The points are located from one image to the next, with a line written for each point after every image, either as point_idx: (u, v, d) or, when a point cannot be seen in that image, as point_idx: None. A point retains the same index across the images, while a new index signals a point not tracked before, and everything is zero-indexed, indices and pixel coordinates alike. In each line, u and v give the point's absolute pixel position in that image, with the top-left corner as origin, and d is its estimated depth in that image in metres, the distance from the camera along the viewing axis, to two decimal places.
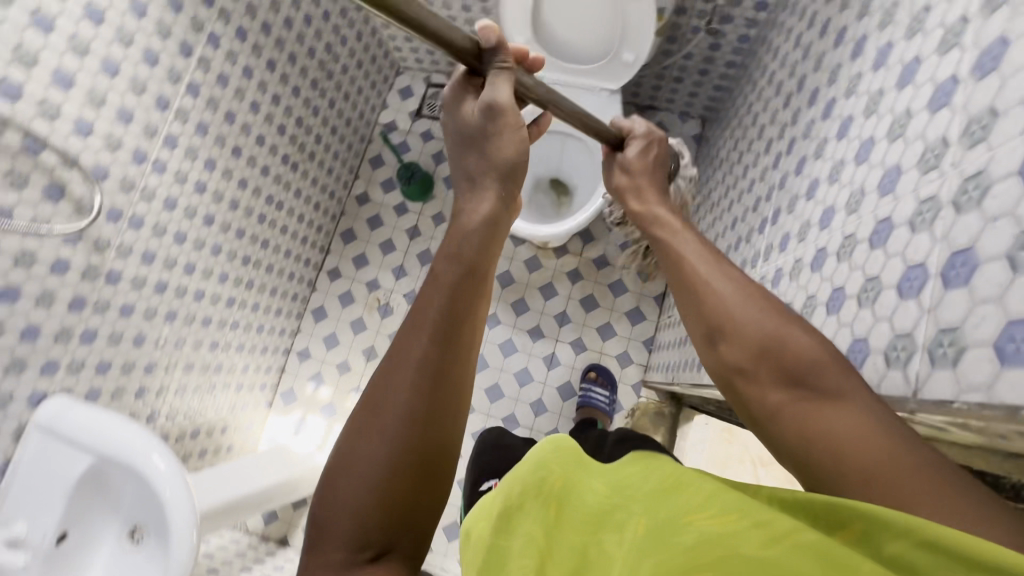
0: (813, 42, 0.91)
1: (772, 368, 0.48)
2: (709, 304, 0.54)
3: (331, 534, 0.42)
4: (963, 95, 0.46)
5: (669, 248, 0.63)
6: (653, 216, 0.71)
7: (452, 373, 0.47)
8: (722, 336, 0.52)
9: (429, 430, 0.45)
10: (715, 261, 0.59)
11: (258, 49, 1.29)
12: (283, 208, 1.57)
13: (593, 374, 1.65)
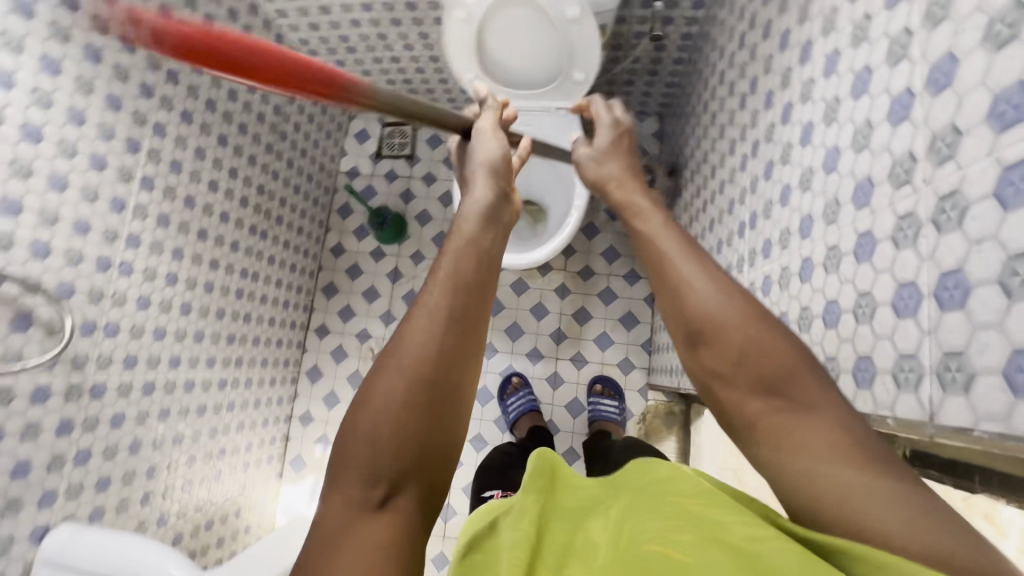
0: (758, 43, 0.92)
1: (750, 377, 0.48)
2: (688, 306, 0.53)
3: (352, 459, 0.48)
4: (922, 110, 0.46)
5: (649, 246, 0.60)
6: (634, 207, 0.66)
7: (458, 359, 0.52)
8: (706, 342, 0.51)
9: (444, 392, 0.50)
10: (697, 251, 0.57)
11: (206, 127, 1.27)
12: (259, 277, 1.54)
13: (599, 387, 1.64)
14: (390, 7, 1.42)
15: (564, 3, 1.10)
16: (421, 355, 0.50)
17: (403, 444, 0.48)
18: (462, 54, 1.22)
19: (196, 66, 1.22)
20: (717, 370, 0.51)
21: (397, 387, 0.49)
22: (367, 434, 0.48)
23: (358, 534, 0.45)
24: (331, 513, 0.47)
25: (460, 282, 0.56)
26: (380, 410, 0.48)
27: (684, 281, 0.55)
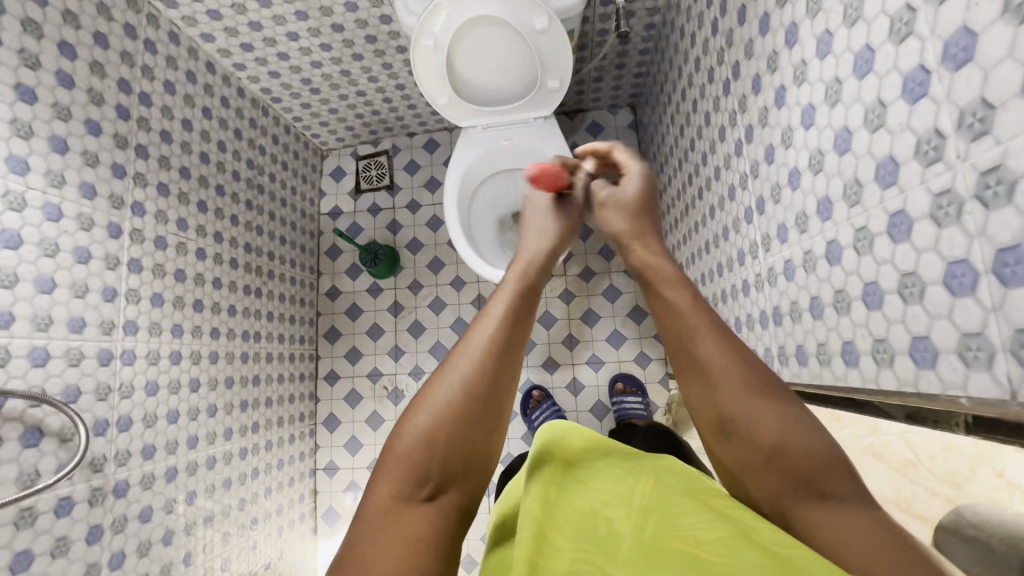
0: (733, 29, 0.92)
1: (785, 463, 0.50)
2: (722, 383, 0.54)
3: (396, 455, 0.54)
4: (942, 86, 0.46)
5: (682, 328, 0.58)
6: (661, 281, 0.63)
7: (505, 393, 0.59)
8: (735, 435, 0.52)
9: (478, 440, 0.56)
10: (728, 340, 0.56)
11: (184, 196, 1.23)
12: (261, 336, 1.50)
13: (621, 386, 1.63)
14: (348, 42, 1.39)
15: (531, 14, 1.09)
16: (476, 381, 0.57)
17: (452, 459, 0.54)
18: (431, 78, 1.20)
19: (163, 136, 1.18)
20: (744, 462, 0.52)
21: (454, 394, 0.56)
22: (424, 435, 0.54)
23: (397, 527, 0.50)
24: (374, 504, 0.52)
25: (513, 315, 0.62)
26: (436, 415, 0.55)
27: (714, 374, 0.54)
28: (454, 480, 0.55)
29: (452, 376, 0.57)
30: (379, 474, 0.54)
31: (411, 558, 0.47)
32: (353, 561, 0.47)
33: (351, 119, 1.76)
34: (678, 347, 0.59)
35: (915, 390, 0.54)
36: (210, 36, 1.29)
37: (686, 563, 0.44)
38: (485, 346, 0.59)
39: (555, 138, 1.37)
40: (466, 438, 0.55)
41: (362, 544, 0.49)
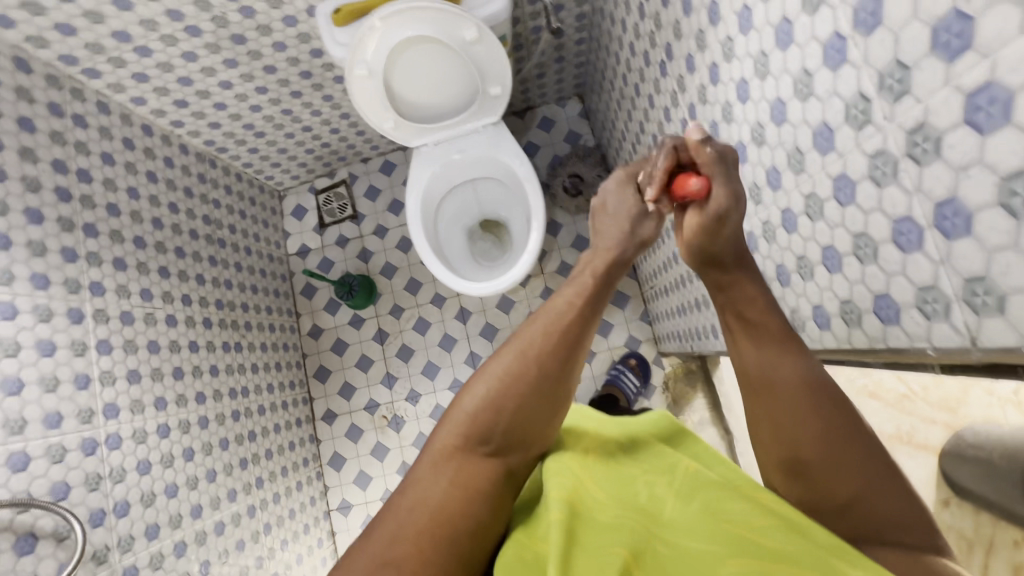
0: (659, 13, 0.92)
1: (848, 483, 0.57)
2: (797, 395, 0.61)
3: (463, 408, 0.67)
4: (859, 50, 0.47)
5: (775, 358, 0.63)
6: (745, 305, 0.67)
7: (567, 388, 0.69)
8: (806, 474, 0.60)
9: (536, 414, 0.68)
10: (812, 373, 0.62)
11: (143, 266, 1.20)
12: (249, 390, 1.47)
13: (633, 361, 1.65)
14: (284, 81, 1.37)
15: (459, 26, 1.06)
16: (543, 361, 0.67)
17: (511, 430, 0.66)
18: (371, 103, 1.18)
19: (110, 209, 1.15)
20: (808, 500, 0.60)
21: (518, 368, 0.67)
22: (490, 403, 0.66)
23: (459, 470, 0.65)
24: (440, 442, 0.66)
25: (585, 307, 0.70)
26: (499, 385, 0.67)
27: (797, 413, 0.60)
28: (510, 450, 0.67)
29: (524, 353, 0.68)
30: (448, 419, 0.68)
31: (465, 507, 0.62)
32: (417, 491, 0.63)
33: (302, 156, 1.74)
34: (767, 363, 0.63)
35: (886, 346, 0.54)
36: (142, 99, 1.26)
37: (727, 537, 0.53)
38: (554, 337, 0.68)
39: (507, 144, 1.37)
40: (524, 419, 0.67)
41: (426, 475, 0.64)
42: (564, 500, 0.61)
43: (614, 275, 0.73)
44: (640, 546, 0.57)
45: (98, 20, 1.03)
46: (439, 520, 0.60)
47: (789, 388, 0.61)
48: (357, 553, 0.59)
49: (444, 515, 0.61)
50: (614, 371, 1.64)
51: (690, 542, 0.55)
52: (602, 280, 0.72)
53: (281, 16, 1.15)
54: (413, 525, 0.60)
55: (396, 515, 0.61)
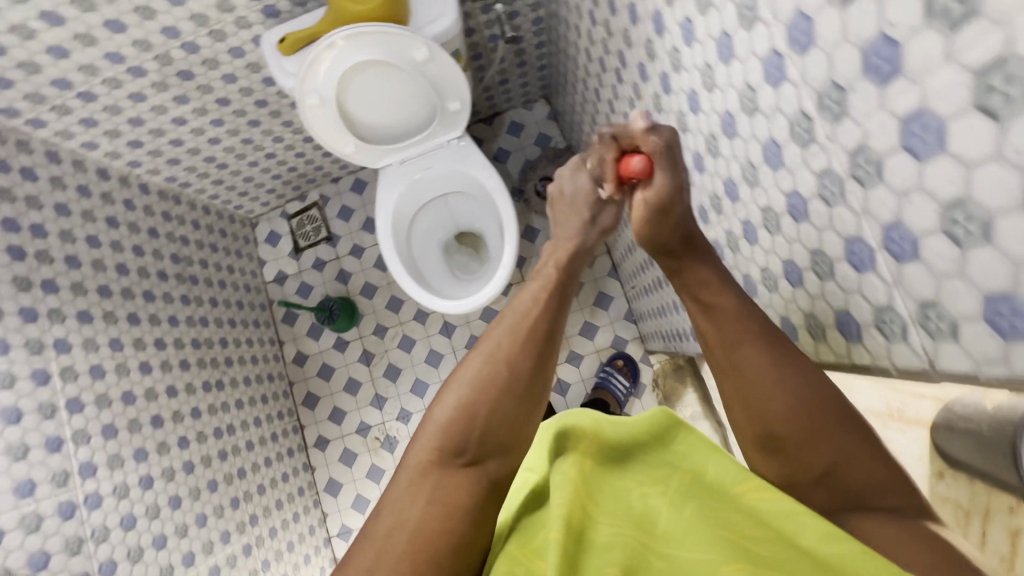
0: (609, 20, 0.91)
1: (827, 458, 0.57)
2: (761, 377, 0.60)
3: (436, 419, 0.66)
4: (796, 69, 0.45)
5: (734, 342, 0.62)
6: (705, 284, 0.66)
7: (541, 384, 0.70)
8: (781, 449, 0.59)
9: (513, 417, 0.67)
10: (776, 349, 0.60)
11: (110, 315, 1.17)
12: (236, 426, 1.45)
13: (620, 361, 1.64)
14: (240, 112, 1.34)
15: (409, 47, 1.02)
16: (516, 359, 0.69)
17: (488, 435, 0.65)
18: (329, 129, 1.15)
19: (70, 262, 1.12)
20: (790, 475, 0.60)
21: (491, 370, 0.68)
22: (464, 412, 0.66)
23: (439, 487, 0.62)
24: (416, 458, 0.65)
25: (550, 301, 0.74)
26: (473, 387, 0.67)
27: (765, 391, 0.60)
28: (489, 457, 0.66)
29: (493, 355, 0.69)
30: (422, 432, 0.67)
31: (445, 524, 0.60)
32: (394, 513, 0.60)
33: (270, 182, 1.71)
34: (724, 343, 0.63)
35: (850, 362, 0.53)
36: (94, 144, 1.22)
37: (728, 546, 0.51)
38: (522, 337, 0.70)
39: (475, 157, 1.36)
40: (500, 422, 0.66)
41: (403, 496, 0.62)
42: (562, 518, 0.58)
43: (576, 262, 0.78)
44: (636, 558, 0.54)
45: (35, 70, 0.99)
46: (420, 543, 0.58)
47: (753, 369, 0.60)
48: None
49: (424, 535, 0.59)
50: (602, 373, 1.64)
51: (687, 553, 0.54)
52: (565, 271, 0.78)
53: (227, 48, 1.11)
54: (393, 549, 0.58)
55: (374, 542, 0.59)
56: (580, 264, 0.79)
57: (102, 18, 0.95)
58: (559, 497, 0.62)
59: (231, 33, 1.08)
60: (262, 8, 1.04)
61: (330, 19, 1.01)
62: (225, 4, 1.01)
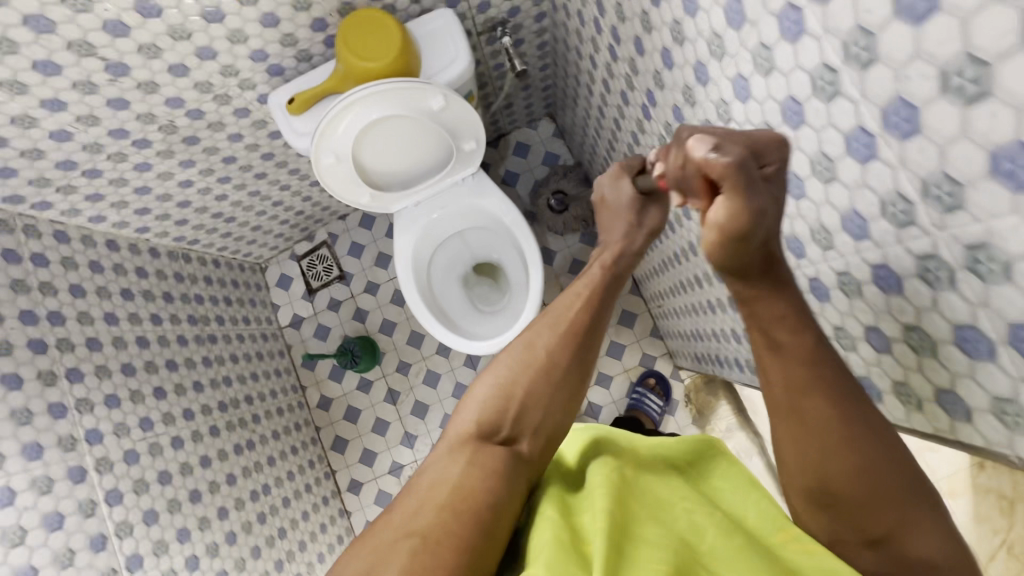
0: (633, 58, 0.86)
1: (887, 515, 0.50)
2: (822, 423, 0.52)
3: (481, 388, 0.69)
4: (892, 151, 0.43)
5: (798, 376, 0.53)
6: (772, 311, 0.54)
7: (579, 375, 0.70)
8: (836, 505, 0.52)
9: (552, 403, 0.67)
10: (846, 399, 0.52)
11: (137, 393, 1.14)
12: (271, 485, 1.42)
13: (652, 380, 1.63)
14: (246, 166, 1.30)
15: (424, 97, 0.98)
16: (556, 348, 0.69)
17: (525, 416, 0.66)
18: (342, 182, 1.11)
19: (91, 345, 1.08)
20: (838, 534, 0.53)
21: (529, 355, 0.69)
22: (503, 389, 0.68)
23: (476, 458, 0.62)
24: (456, 429, 0.66)
25: (594, 296, 0.73)
26: (513, 368, 0.69)
27: (826, 443, 0.51)
28: (526, 436, 0.65)
29: (532, 343, 0.70)
30: (464, 408, 0.68)
31: (487, 484, 0.60)
32: (435, 472, 0.62)
33: (277, 227, 1.67)
34: (788, 379, 0.53)
35: (956, 439, 0.51)
36: (101, 217, 1.18)
37: None
38: (560, 327, 0.70)
39: (492, 193, 1.33)
40: (540, 404, 0.67)
41: (444, 457, 0.63)
42: (606, 510, 0.55)
43: (623, 265, 0.75)
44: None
45: (39, 156, 0.95)
46: (460, 498, 0.58)
47: (813, 417, 0.52)
48: (380, 525, 0.57)
49: (464, 493, 0.59)
50: (634, 396, 1.61)
51: None
52: (609, 276, 0.74)
53: (232, 110, 1.07)
54: (434, 498, 0.58)
55: (417, 492, 0.60)
56: (627, 267, 0.76)
57: (105, 97, 0.90)
58: (599, 488, 0.58)
59: (235, 95, 1.03)
60: (267, 67, 0.99)
61: (339, 75, 0.96)
62: (229, 69, 0.96)
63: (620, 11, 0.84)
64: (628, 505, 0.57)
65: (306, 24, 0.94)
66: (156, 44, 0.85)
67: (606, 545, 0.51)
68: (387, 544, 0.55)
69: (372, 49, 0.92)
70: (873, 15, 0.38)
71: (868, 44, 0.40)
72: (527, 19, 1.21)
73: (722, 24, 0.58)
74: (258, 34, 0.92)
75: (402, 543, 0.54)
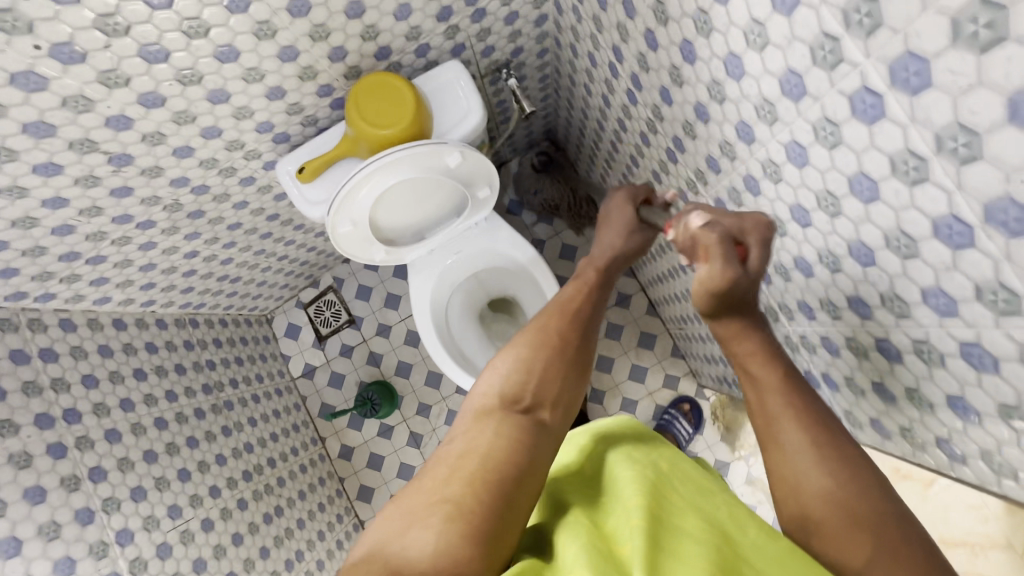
0: (657, 105, 0.83)
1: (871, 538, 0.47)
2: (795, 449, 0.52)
3: (500, 362, 0.65)
4: (995, 245, 0.41)
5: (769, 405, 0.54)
6: (750, 351, 0.57)
7: (589, 353, 0.67)
8: (816, 532, 0.49)
9: (569, 377, 0.64)
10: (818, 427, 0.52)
11: (163, 479, 1.09)
12: (304, 550, 1.37)
13: (686, 405, 1.60)
14: (252, 229, 1.25)
15: (441, 155, 0.95)
16: (569, 327, 0.67)
17: (546, 390, 0.62)
18: (354, 241, 1.06)
19: (110, 438, 1.03)
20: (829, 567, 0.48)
21: (544, 335, 0.66)
22: (522, 364, 0.63)
23: (502, 428, 0.58)
24: (477, 401, 0.62)
25: (594, 293, 0.71)
26: (530, 346, 0.65)
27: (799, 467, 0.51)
28: (548, 407, 0.61)
29: (545, 324, 0.67)
30: (484, 381, 0.63)
31: (514, 456, 0.55)
32: (462, 443, 0.57)
33: (281, 279, 1.62)
34: (759, 405, 0.55)
35: None
36: (107, 298, 1.14)
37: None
38: (566, 313, 0.68)
39: (507, 234, 1.30)
40: (558, 379, 0.63)
41: (468, 429, 0.59)
42: (642, 506, 0.50)
43: (614, 271, 0.75)
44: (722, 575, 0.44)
45: (41, 253, 0.91)
46: (489, 469, 0.54)
47: (788, 444, 0.52)
48: (408, 492, 0.54)
49: (493, 464, 0.54)
50: (665, 417, 1.60)
51: None
52: (603, 278, 0.74)
53: (237, 180, 1.02)
54: (462, 469, 0.54)
55: (443, 461, 0.56)
56: (616, 274, 0.76)
57: (108, 188, 0.85)
58: (633, 484, 0.54)
59: (240, 166, 0.98)
60: (272, 136, 0.95)
61: (350, 140, 0.93)
62: (235, 143, 0.91)
63: (642, 61, 0.80)
64: (664, 499, 0.53)
65: (312, 91, 0.90)
66: (160, 131, 0.81)
67: (643, 540, 0.46)
68: (417, 513, 0.51)
69: (384, 114, 0.89)
70: (979, 116, 0.36)
71: (969, 142, 0.38)
72: (530, 56, 1.15)
73: (775, 93, 0.55)
74: (264, 108, 0.87)
75: (432, 511, 0.51)
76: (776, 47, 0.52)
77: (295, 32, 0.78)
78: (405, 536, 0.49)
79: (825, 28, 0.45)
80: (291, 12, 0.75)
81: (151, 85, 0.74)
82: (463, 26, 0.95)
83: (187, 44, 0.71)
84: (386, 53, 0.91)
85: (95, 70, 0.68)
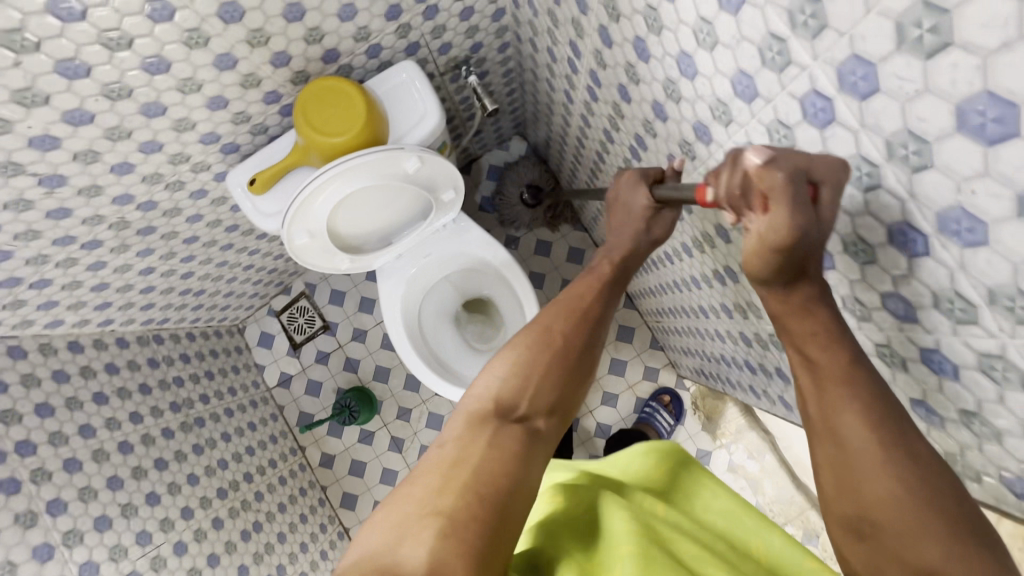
0: (618, 102, 0.80)
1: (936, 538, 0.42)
2: (854, 440, 0.46)
3: (496, 365, 0.62)
4: (950, 255, 0.39)
5: (836, 397, 0.47)
6: (813, 333, 0.49)
7: (589, 363, 0.64)
8: (874, 539, 0.44)
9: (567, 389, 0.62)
10: (885, 423, 0.46)
11: (130, 505, 1.05)
12: (285, 564, 1.35)
13: (666, 398, 1.60)
14: (211, 242, 1.20)
15: (398, 161, 0.91)
16: (573, 332, 0.63)
17: (543, 400, 0.60)
18: (310, 250, 1.03)
19: (70, 467, 0.98)
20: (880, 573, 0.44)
21: (545, 339, 0.63)
22: (523, 367, 0.61)
23: (498, 437, 0.55)
24: (471, 404, 0.59)
25: (602, 288, 0.67)
26: (529, 351, 0.62)
27: (859, 463, 0.45)
28: (541, 416, 0.59)
29: (550, 327, 0.64)
30: (481, 382, 0.61)
31: (509, 467, 0.53)
32: (456, 447, 0.54)
33: (250, 288, 1.57)
34: (816, 394, 0.48)
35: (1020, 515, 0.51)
36: (58, 320, 1.09)
37: None
38: (569, 317, 0.64)
39: (477, 236, 1.27)
40: (556, 390, 0.61)
41: (461, 434, 0.56)
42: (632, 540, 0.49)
43: (631, 266, 0.70)
44: None
45: None
46: (486, 478, 0.51)
47: (851, 440, 0.46)
48: (398, 499, 0.51)
49: (486, 472, 0.52)
50: (646, 411, 1.60)
51: None
52: (619, 272, 0.69)
53: (187, 194, 0.97)
54: (456, 477, 0.51)
55: (436, 467, 0.53)
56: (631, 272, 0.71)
57: (43, 211, 0.81)
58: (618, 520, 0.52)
59: (189, 180, 0.94)
60: (220, 147, 0.90)
61: (301, 149, 0.89)
62: (179, 156, 0.87)
63: (599, 56, 0.77)
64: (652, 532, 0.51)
65: (257, 99, 0.85)
66: (93, 148, 0.76)
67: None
68: (407, 521, 0.48)
69: (334, 122, 0.85)
70: (929, 124, 0.34)
71: (920, 149, 0.36)
72: (491, 51, 1.11)
73: (728, 93, 0.52)
74: (206, 118, 0.83)
75: (425, 522, 0.47)
76: (725, 47, 0.49)
77: (229, 39, 0.74)
78: (397, 548, 0.46)
79: (772, 28, 0.42)
80: (222, 18, 0.71)
81: (75, 102, 0.69)
82: (415, 23, 0.91)
83: (110, 57, 0.67)
84: (334, 55, 0.87)
85: (7, 88, 0.63)
